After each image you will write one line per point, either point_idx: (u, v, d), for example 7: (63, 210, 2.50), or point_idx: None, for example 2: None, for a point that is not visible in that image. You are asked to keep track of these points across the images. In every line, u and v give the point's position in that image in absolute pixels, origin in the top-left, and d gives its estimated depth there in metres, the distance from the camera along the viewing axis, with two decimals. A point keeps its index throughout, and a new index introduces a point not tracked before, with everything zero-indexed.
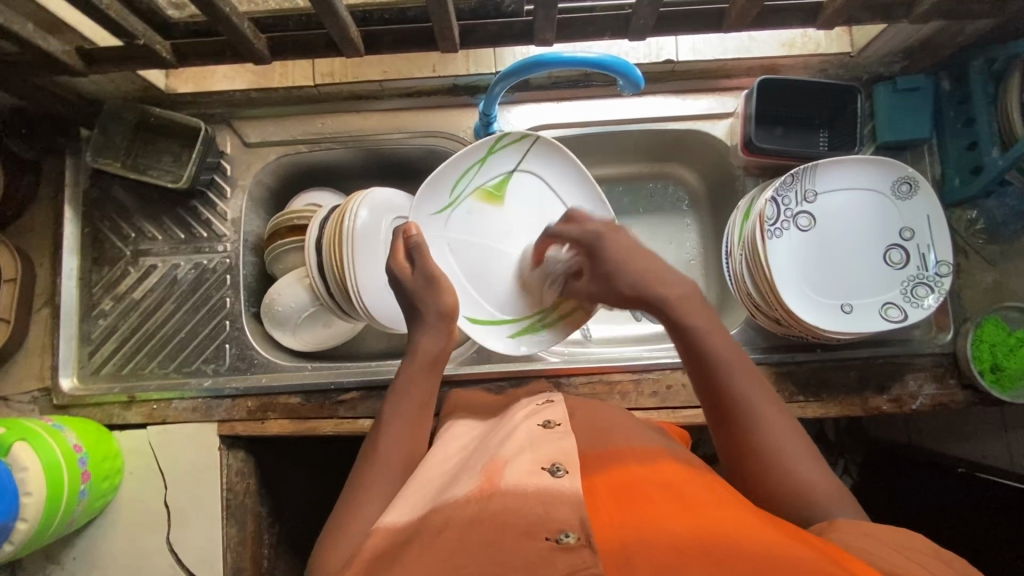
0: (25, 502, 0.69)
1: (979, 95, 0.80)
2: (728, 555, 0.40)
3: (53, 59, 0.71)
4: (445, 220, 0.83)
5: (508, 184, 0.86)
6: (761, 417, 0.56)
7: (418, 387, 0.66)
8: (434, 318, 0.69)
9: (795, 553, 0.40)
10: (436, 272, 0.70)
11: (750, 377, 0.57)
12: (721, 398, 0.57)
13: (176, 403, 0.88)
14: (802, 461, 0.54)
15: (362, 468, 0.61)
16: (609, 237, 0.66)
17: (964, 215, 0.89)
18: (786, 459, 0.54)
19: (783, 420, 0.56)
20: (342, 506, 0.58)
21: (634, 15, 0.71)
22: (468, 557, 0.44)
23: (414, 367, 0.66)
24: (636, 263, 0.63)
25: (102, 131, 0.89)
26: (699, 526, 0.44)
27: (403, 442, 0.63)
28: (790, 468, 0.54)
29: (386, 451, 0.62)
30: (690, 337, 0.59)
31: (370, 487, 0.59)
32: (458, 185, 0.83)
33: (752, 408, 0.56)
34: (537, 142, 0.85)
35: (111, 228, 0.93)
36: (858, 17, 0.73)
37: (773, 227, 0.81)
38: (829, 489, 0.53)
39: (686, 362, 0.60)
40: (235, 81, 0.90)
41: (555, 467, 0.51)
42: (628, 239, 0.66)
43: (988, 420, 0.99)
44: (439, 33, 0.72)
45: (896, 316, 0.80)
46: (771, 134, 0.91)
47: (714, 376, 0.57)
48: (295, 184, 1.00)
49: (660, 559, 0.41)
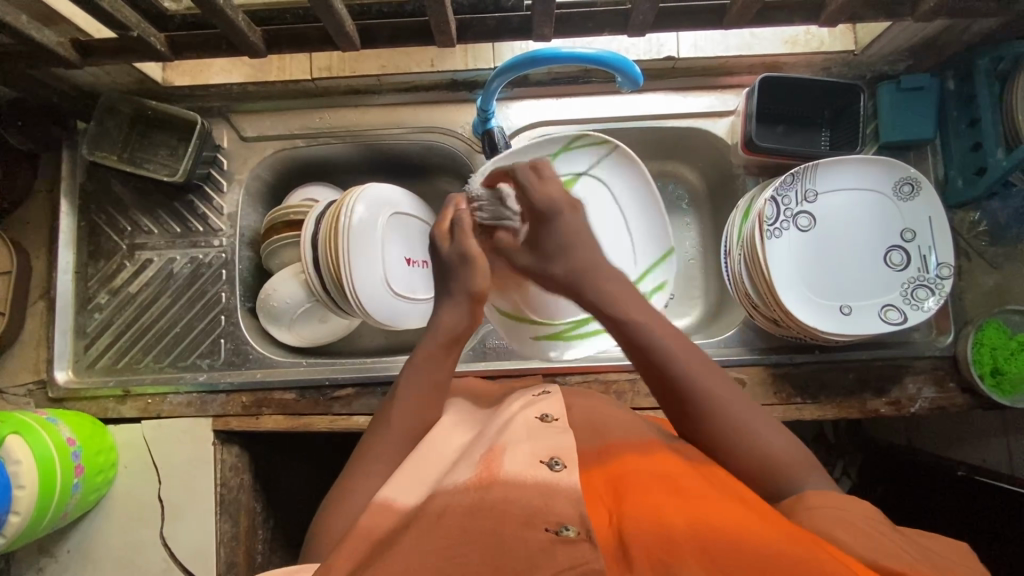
0: (18, 495, 0.69)
1: (985, 95, 0.79)
2: (724, 549, 0.40)
3: (47, 50, 0.70)
4: None
5: (574, 184, 0.87)
6: (719, 400, 0.56)
7: (437, 365, 0.63)
8: (461, 296, 0.65)
9: (796, 550, 0.39)
10: (473, 250, 0.66)
11: (695, 361, 0.57)
12: (669, 384, 0.57)
13: (171, 397, 0.88)
14: (766, 433, 0.55)
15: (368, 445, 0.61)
16: (566, 216, 0.62)
17: (967, 216, 0.88)
18: (749, 436, 0.55)
19: (742, 402, 0.56)
20: (341, 483, 0.57)
21: (633, 10, 0.70)
22: (467, 545, 0.43)
23: (438, 345, 0.64)
24: (577, 252, 0.62)
25: (99, 123, 0.89)
26: (696, 520, 0.43)
27: (405, 425, 0.61)
28: (753, 442, 0.55)
29: (388, 432, 0.61)
30: (629, 331, 0.58)
31: (373, 464, 0.58)
32: None
33: (707, 390, 0.56)
34: (613, 151, 0.86)
35: (107, 222, 0.93)
36: (862, 14, 0.72)
37: (772, 227, 0.80)
38: (795, 457, 0.55)
39: (630, 354, 0.59)
40: (232, 76, 0.89)
41: (554, 461, 0.50)
42: (574, 223, 0.63)
43: (988, 423, 0.99)
44: (436, 27, 0.71)
45: (895, 318, 0.80)
46: (772, 132, 0.90)
47: (656, 363, 0.57)
48: (292, 179, 0.99)
49: (655, 552, 0.40)
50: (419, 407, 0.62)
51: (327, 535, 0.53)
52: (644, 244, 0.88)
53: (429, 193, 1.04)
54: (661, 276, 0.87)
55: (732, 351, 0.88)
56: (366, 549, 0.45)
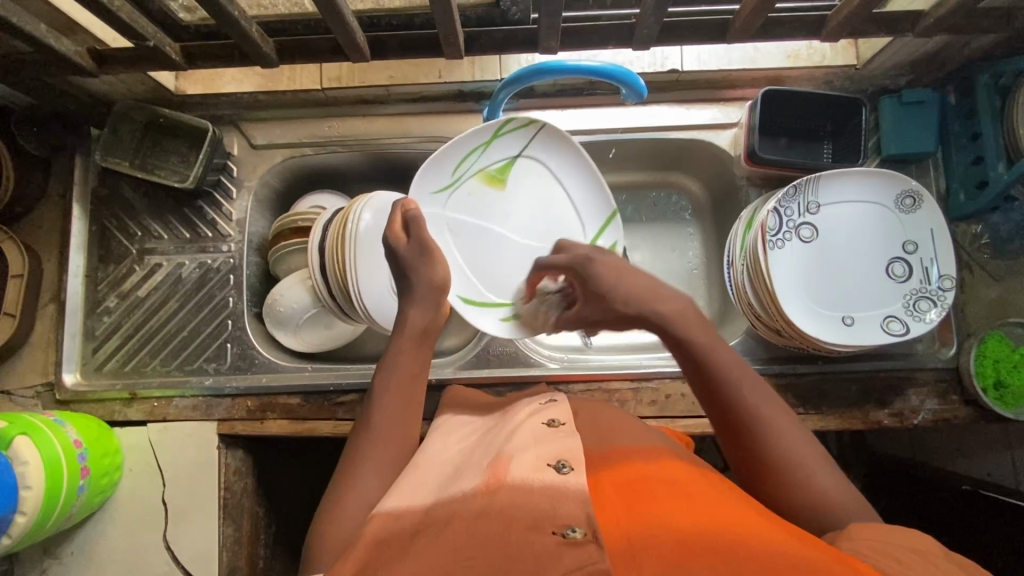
0: (24, 495, 0.69)
1: (985, 109, 0.79)
2: (733, 553, 0.40)
3: (65, 59, 0.72)
4: (444, 200, 0.82)
5: (511, 169, 0.85)
6: (770, 424, 0.54)
7: (408, 360, 0.65)
8: (424, 290, 0.68)
9: (806, 556, 0.39)
10: (431, 243, 0.69)
11: (754, 388, 0.56)
12: (725, 407, 0.56)
13: (177, 401, 0.88)
14: (815, 467, 0.53)
15: (357, 444, 0.60)
16: (594, 261, 0.65)
17: (969, 229, 0.88)
18: (799, 468, 0.53)
19: (796, 433, 0.55)
20: (340, 482, 0.57)
21: (639, 24, 0.71)
22: (475, 550, 0.43)
23: (410, 344, 0.66)
24: (626, 282, 0.62)
25: (112, 130, 0.90)
26: (703, 524, 0.43)
27: (406, 437, 0.61)
28: (799, 474, 0.53)
29: (393, 437, 0.61)
30: (690, 356, 0.58)
31: (371, 462, 0.58)
32: (460, 167, 0.82)
33: (765, 422, 0.54)
34: (544, 129, 0.84)
35: (118, 226, 0.94)
36: (864, 29, 0.73)
37: (774, 237, 0.81)
38: (842, 495, 0.52)
39: (689, 376, 0.59)
40: (243, 84, 0.91)
41: (560, 464, 0.51)
42: (612, 260, 0.65)
43: (990, 436, 0.99)
44: (445, 39, 0.72)
45: (897, 329, 0.80)
46: (774, 144, 0.91)
47: (715, 385, 0.57)
48: (300, 186, 1.01)
49: (663, 554, 0.41)
50: (404, 409, 0.62)
51: (332, 535, 0.53)
52: (590, 216, 0.87)
53: None
54: (613, 235, 0.86)
55: None
56: (374, 552, 0.45)
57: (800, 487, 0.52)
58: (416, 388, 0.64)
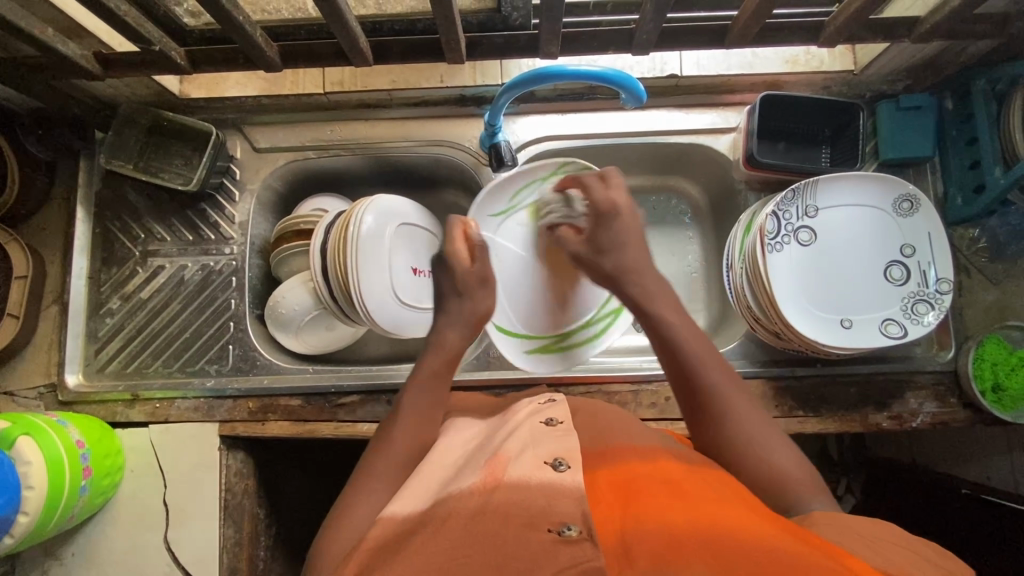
0: (27, 496, 0.69)
1: (982, 114, 0.80)
2: (726, 547, 0.40)
3: (72, 63, 0.73)
4: (497, 224, 0.88)
5: None
6: (734, 408, 0.57)
7: (440, 382, 0.68)
8: (463, 315, 0.72)
9: (798, 551, 0.40)
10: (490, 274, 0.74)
11: (719, 369, 0.60)
12: (692, 383, 0.59)
13: (179, 402, 0.89)
14: (773, 447, 0.55)
15: (373, 457, 0.61)
16: (620, 216, 0.68)
17: (966, 233, 0.89)
18: (758, 444, 0.55)
19: (758, 415, 0.58)
20: (351, 490, 0.58)
21: (638, 30, 0.72)
22: (471, 547, 0.44)
23: (442, 367, 0.69)
24: (630, 247, 0.67)
25: (117, 133, 0.91)
26: (697, 520, 0.44)
27: (408, 440, 0.62)
28: (757, 451, 0.55)
29: (400, 441, 0.62)
30: (663, 329, 0.62)
31: (382, 475, 0.59)
32: (517, 197, 0.88)
33: (729, 404, 0.57)
34: None
35: (121, 228, 0.95)
36: (861, 35, 0.74)
37: (773, 241, 0.81)
38: (801, 476, 0.54)
39: (659, 356, 0.62)
40: (247, 87, 0.93)
41: (557, 462, 0.51)
42: (630, 222, 0.68)
43: (990, 440, 0.99)
44: (447, 44, 0.73)
45: (895, 332, 0.80)
46: (773, 149, 0.91)
47: (684, 362, 0.60)
48: (302, 189, 1.01)
49: (657, 549, 0.41)
50: (419, 428, 0.64)
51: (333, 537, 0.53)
52: None
53: (436, 204, 1.06)
54: None
55: (735, 363, 0.88)
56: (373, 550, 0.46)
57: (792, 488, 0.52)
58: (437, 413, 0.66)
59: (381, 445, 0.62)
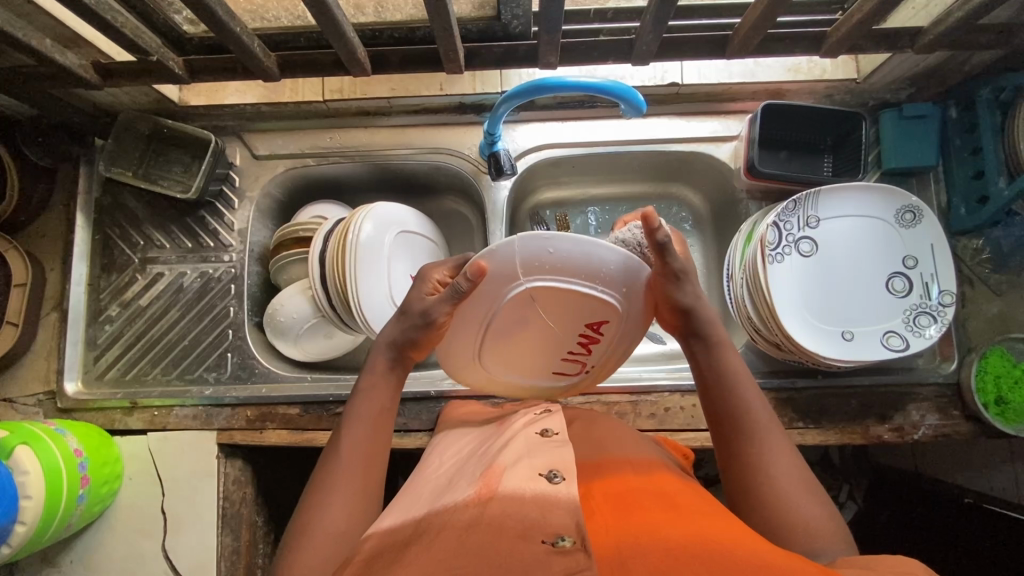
0: (24, 505, 0.69)
1: (986, 124, 0.79)
2: (722, 563, 0.40)
3: (69, 73, 0.73)
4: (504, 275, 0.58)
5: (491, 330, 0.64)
6: (766, 453, 0.56)
7: (380, 394, 0.62)
8: (418, 315, 0.61)
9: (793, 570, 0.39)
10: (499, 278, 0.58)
11: (761, 405, 0.59)
12: (731, 418, 0.59)
13: (177, 410, 0.89)
14: (796, 495, 0.54)
15: (327, 470, 0.57)
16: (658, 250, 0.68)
17: (970, 243, 0.88)
18: (782, 487, 0.54)
19: (788, 462, 0.56)
20: (311, 495, 0.56)
21: (638, 41, 0.71)
22: (465, 557, 0.43)
23: (383, 377, 0.63)
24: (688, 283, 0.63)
25: (116, 141, 0.91)
26: (691, 534, 0.44)
27: (365, 467, 0.58)
28: (784, 496, 0.54)
29: (349, 457, 0.58)
30: (716, 367, 0.61)
31: (345, 490, 0.56)
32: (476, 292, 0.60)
33: (761, 445, 0.57)
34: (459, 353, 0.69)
35: (120, 235, 0.95)
36: (864, 45, 0.73)
37: (774, 252, 0.81)
38: (823, 524, 0.52)
39: (706, 387, 0.62)
40: (246, 96, 0.92)
41: (552, 473, 0.51)
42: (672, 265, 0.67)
43: (992, 450, 0.98)
44: (445, 55, 0.73)
45: (897, 344, 0.80)
46: (774, 158, 0.91)
47: (727, 400, 0.59)
48: (303, 196, 1.01)
49: (651, 563, 0.41)
50: (373, 434, 0.60)
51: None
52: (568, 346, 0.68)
53: (435, 211, 1.06)
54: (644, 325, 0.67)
55: None
56: (368, 564, 0.45)
57: (793, 514, 0.52)
58: (386, 416, 0.62)
59: (333, 457, 0.58)
